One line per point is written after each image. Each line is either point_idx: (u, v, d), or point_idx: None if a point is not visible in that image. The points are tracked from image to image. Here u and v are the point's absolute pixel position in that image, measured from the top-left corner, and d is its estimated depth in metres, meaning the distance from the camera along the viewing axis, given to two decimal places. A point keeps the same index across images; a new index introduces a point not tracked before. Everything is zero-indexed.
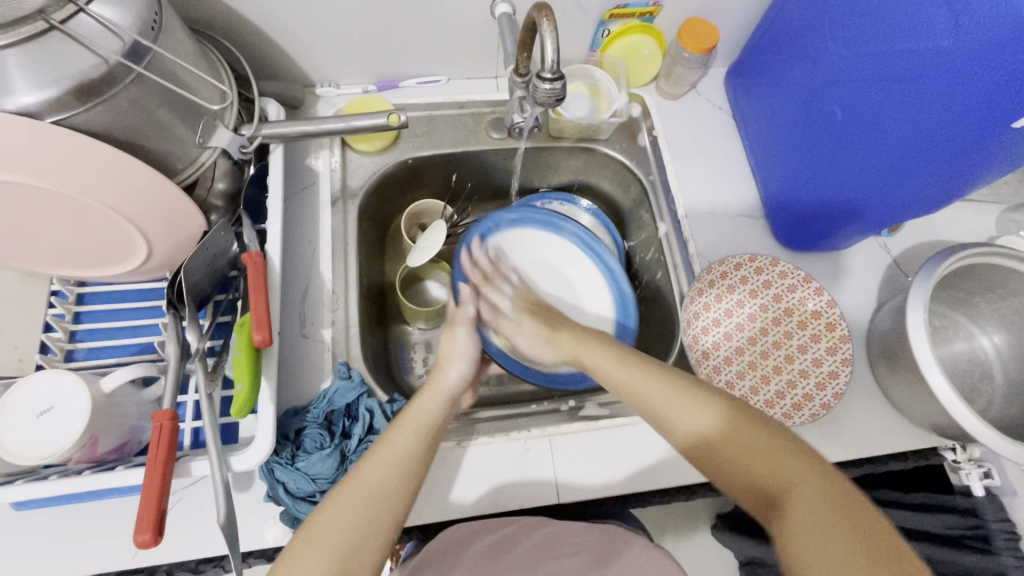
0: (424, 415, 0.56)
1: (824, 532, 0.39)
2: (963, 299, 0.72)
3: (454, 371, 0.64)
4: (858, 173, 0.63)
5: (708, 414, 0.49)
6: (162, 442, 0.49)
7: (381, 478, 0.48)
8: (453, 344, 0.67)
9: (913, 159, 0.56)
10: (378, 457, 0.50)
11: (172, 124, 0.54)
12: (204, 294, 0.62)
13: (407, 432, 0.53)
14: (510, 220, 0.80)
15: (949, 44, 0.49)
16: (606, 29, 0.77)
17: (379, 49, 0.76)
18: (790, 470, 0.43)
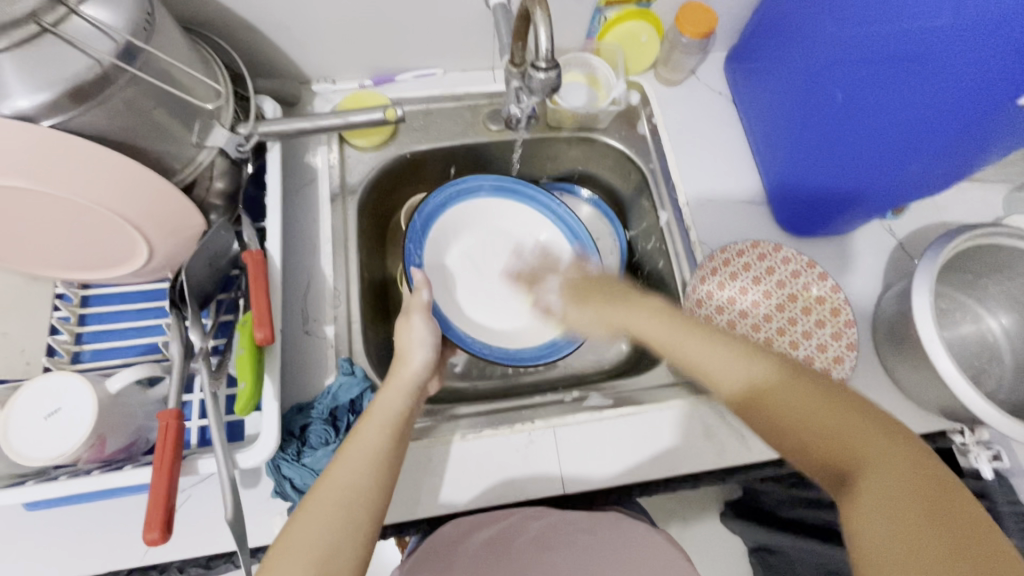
0: (387, 407, 0.56)
1: (889, 506, 0.38)
2: (971, 281, 0.71)
3: (416, 360, 0.62)
4: (860, 155, 0.62)
5: (757, 371, 0.50)
6: (168, 441, 0.50)
7: (352, 480, 0.48)
8: (408, 331, 0.65)
9: (917, 140, 0.56)
10: (346, 457, 0.50)
11: (168, 124, 0.54)
12: (207, 294, 0.62)
13: (373, 428, 0.53)
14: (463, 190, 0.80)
15: (951, 21, 0.48)
16: (602, 16, 0.76)
17: (374, 44, 0.75)
18: (860, 441, 0.42)
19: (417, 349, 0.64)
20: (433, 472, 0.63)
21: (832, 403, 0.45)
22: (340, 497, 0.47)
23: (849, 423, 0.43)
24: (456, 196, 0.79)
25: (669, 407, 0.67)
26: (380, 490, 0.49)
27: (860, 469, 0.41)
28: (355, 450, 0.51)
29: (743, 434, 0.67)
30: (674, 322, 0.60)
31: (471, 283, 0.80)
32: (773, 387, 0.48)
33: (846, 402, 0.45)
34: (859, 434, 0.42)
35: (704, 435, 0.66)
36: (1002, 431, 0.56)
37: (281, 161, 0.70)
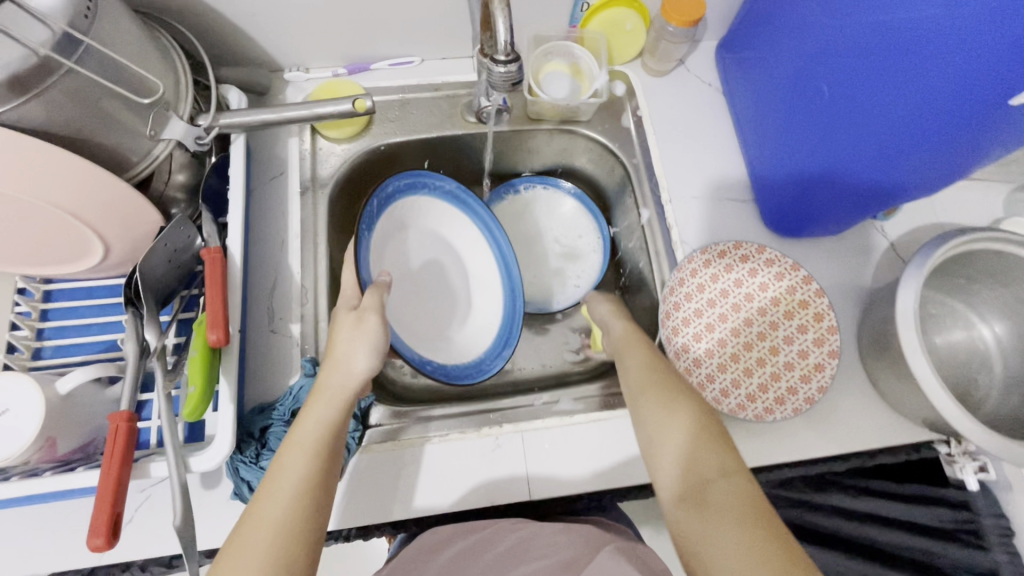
0: (315, 425, 0.52)
1: (727, 529, 0.45)
2: (963, 286, 0.68)
3: (354, 368, 0.57)
4: (847, 156, 0.59)
5: (677, 402, 0.55)
6: (116, 445, 0.49)
7: (281, 513, 0.46)
8: (352, 337, 0.58)
9: (905, 139, 0.53)
10: (270, 489, 0.47)
11: (120, 115, 0.52)
12: (169, 290, 0.61)
13: (297, 451, 0.50)
14: (407, 185, 0.74)
15: (942, 15, 0.45)
16: (584, 3, 0.73)
17: (346, 31, 0.73)
18: (709, 466, 0.50)
19: (360, 353, 0.58)
20: (398, 476, 0.62)
21: (708, 440, 0.52)
22: (270, 533, 0.45)
23: (717, 457, 0.50)
24: (413, 186, 0.74)
25: None
26: (311, 517, 0.47)
27: (706, 489, 0.48)
28: (282, 479, 0.48)
29: None
30: (640, 348, 0.63)
31: (412, 292, 0.76)
32: (664, 419, 0.55)
33: (725, 442, 0.52)
34: (715, 463, 0.50)
35: None
36: (984, 447, 0.54)
37: (247, 153, 0.67)
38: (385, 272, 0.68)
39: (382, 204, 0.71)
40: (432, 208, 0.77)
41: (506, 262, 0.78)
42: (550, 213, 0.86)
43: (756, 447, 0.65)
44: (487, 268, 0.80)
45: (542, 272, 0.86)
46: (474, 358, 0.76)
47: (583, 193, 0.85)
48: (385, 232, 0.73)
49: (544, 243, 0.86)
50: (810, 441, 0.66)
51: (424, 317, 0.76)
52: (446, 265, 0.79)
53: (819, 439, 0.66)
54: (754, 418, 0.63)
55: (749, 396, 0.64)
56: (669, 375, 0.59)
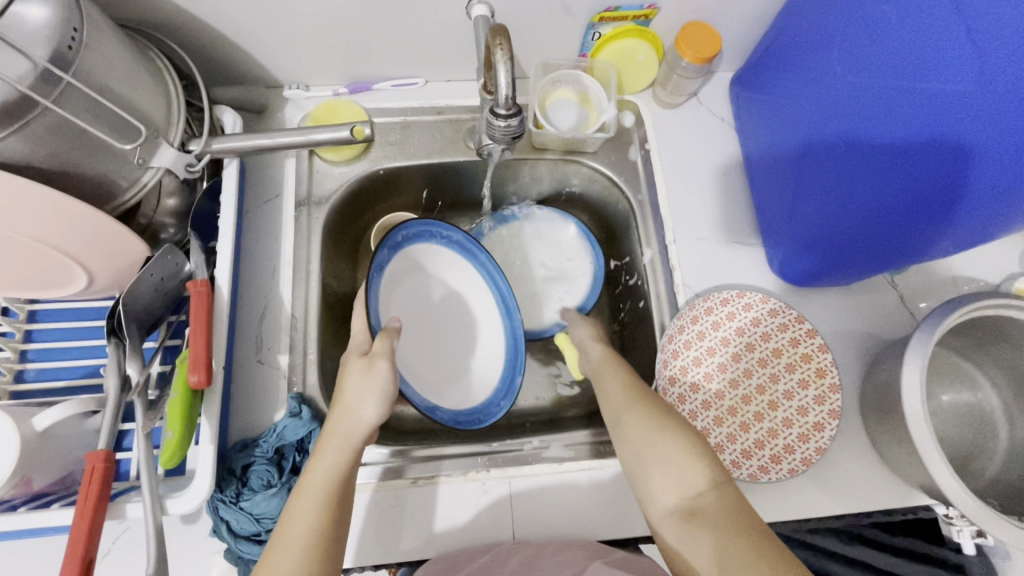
0: (324, 474, 0.51)
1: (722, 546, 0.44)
2: (972, 348, 0.66)
3: (365, 413, 0.55)
4: (853, 216, 0.58)
5: (656, 419, 0.54)
6: (92, 487, 0.48)
7: (290, 568, 0.46)
8: (361, 384, 0.56)
9: (914, 211, 0.51)
10: (281, 543, 0.48)
11: (107, 145, 0.50)
12: (154, 318, 0.59)
13: (308, 502, 0.50)
14: (411, 234, 0.72)
15: (971, 89, 0.43)
16: (596, 32, 0.70)
17: (348, 51, 0.70)
18: (695, 476, 0.49)
19: (368, 399, 0.56)
20: (381, 519, 0.61)
21: (689, 445, 0.51)
22: None
23: (701, 465, 0.49)
24: (420, 232, 0.72)
25: None
26: (323, 568, 0.47)
27: (698, 507, 0.47)
28: (291, 533, 0.48)
29: None
30: (621, 373, 0.61)
31: (415, 338, 0.73)
32: (649, 434, 0.53)
33: (708, 447, 0.51)
34: (702, 475, 0.49)
35: None
36: (983, 525, 0.52)
37: (240, 177, 0.66)
38: (396, 317, 0.65)
39: (391, 250, 0.69)
40: (439, 255, 0.75)
41: (506, 304, 0.76)
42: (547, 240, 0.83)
43: None
44: (488, 315, 0.77)
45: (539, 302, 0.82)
46: (481, 401, 0.74)
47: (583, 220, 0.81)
48: (394, 273, 0.71)
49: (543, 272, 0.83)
50: (804, 499, 0.64)
51: (421, 359, 0.73)
52: (446, 311, 0.76)
53: (813, 498, 0.64)
54: (748, 477, 0.61)
55: (744, 452, 0.62)
56: (649, 395, 0.57)
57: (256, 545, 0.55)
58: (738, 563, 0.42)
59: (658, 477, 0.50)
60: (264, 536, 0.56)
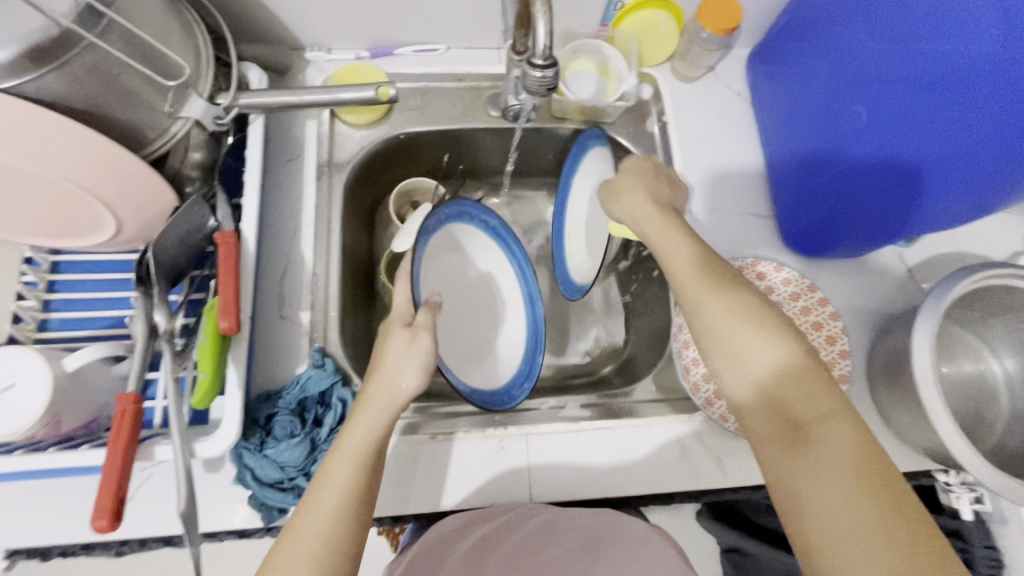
0: (359, 441, 0.51)
1: (848, 482, 0.41)
2: (977, 320, 0.68)
3: (405, 382, 0.56)
4: (877, 179, 0.58)
5: (759, 330, 0.48)
6: (123, 427, 0.49)
7: (324, 527, 0.46)
8: (403, 354, 0.57)
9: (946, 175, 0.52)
10: (314, 503, 0.47)
11: (140, 90, 0.51)
12: (179, 270, 0.60)
13: (343, 466, 0.49)
14: (451, 212, 0.74)
15: (997, 52, 0.44)
16: (618, 2, 0.71)
17: (372, 14, 0.71)
18: (803, 402, 0.45)
19: (407, 369, 0.57)
20: (400, 473, 0.62)
21: (797, 366, 0.46)
22: (312, 546, 0.45)
23: (813, 392, 0.45)
24: (461, 213, 0.74)
25: (647, 422, 0.65)
26: (355, 528, 0.48)
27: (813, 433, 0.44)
28: (328, 494, 0.48)
29: (719, 458, 0.64)
30: (707, 269, 0.53)
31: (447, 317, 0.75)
32: (759, 351, 0.47)
33: (819, 366, 0.46)
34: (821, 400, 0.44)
35: (680, 455, 0.64)
36: (986, 483, 0.54)
37: (264, 135, 0.66)
38: (436, 293, 0.68)
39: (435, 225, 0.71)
40: (473, 238, 0.77)
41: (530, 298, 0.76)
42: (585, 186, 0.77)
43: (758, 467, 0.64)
44: (513, 306, 0.78)
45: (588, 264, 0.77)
46: (503, 384, 0.72)
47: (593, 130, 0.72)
48: (434, 248, 0.73)
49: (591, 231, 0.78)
50: None
51: (450, 338, 0.74)
52: (474, 296, 0.78)
53: None
54: None
55: None
56: (745, 298, 0.50)
57: (279, 492, 0.56)
58: (858, 507, 0.40)
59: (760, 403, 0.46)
60: (287, 484, 0.57)
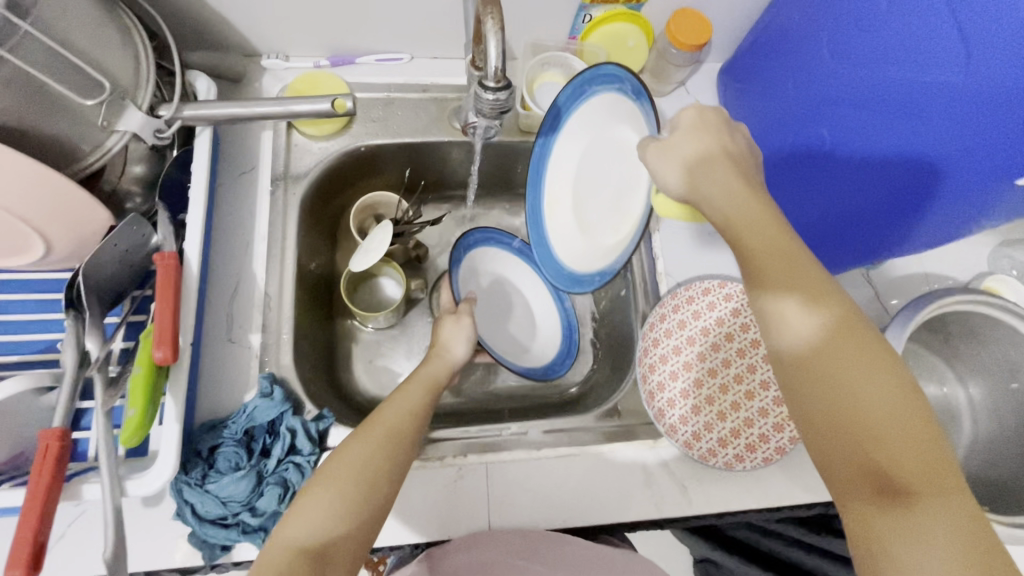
0: (433, 373, 0.63)
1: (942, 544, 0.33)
2: (942, 344, 0.67)
3: (460, 351, 0.67)
4: (857, 193, 0.55)
5: (820, 330, 0.39)
6: (47, 462, 0.46)
7: (398, 423, 0.54)
8: (456, 328, 0.68)
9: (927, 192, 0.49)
10: (391, 405, 0.57)
11: (67, 104, 0.47)
12: (117, 291, 0.56)
13: (420, 389, 0.60)
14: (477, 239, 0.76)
15: (957, 79, 0.43)
16: (587, 14, 0.69)
17: (330, 22, 0.67)
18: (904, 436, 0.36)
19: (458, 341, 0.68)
20: None
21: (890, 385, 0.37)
22: (387, 429, 0.53)
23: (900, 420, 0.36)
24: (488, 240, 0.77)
25: (610, 448, 0.63)
26: (409, 452, 0.53)
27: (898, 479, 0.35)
28: (395, 406, 0.56)
29: (684, 485, 0.63)
30: (771, 243, 0.42)
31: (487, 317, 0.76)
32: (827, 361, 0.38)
33: (912, 389, 0.37)
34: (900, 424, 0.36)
35: (644, 482, 0.62)
36: None
37: (213, 147, 0.62)
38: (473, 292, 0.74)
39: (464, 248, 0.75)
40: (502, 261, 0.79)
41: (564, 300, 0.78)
42: (595, 144, 0.62)
43: (725, 496, 0.62)
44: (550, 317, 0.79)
45: (589, 244, 0.65)
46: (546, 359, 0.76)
47: (623, 72, 0.55)
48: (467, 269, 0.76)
49: (589, 209, 0.65)
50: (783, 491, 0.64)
51: (493, 328, 0.76)
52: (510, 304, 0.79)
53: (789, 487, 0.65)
54: (724, 465, 0.62)
55: (720, 440, 0.61)
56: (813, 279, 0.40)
57: (221, 529, 0.53)
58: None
59: (844, 441, 0.37)
60: (231, 520, 0.54)
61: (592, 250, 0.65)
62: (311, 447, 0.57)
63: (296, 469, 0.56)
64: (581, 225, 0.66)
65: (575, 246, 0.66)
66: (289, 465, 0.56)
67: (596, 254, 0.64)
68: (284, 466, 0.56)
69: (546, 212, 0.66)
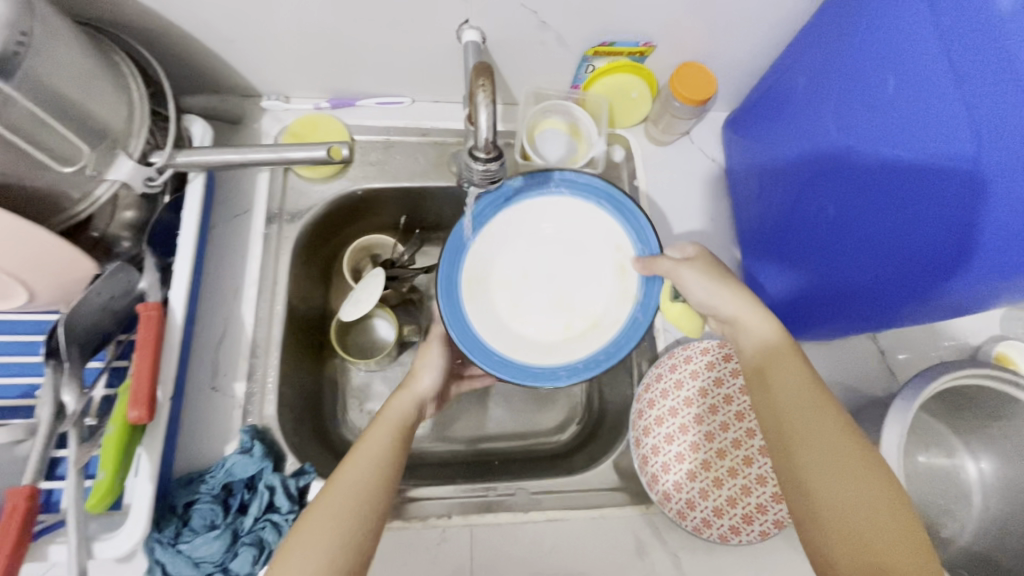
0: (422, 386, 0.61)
1: None
2: (950, 413, 0.65)
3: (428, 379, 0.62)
4: (858, 270, 0.54)
5: (807, 404, 0.47)
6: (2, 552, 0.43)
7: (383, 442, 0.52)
8: (428, 357, 0.63)
9: (922, 278, 0.48)
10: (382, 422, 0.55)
11: (56, 155, 0.47)
12: (100, 337, 0.55)
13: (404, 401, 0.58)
14: None
15: (967, 166, 0.42)
16: (590, 65, 0.68)
17: (330, 65, 0.67)
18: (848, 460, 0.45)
19: (428, 370, 0.62)
20: None
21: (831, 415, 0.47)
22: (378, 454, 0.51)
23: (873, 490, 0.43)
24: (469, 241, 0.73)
25: (600, 514, 0.61)
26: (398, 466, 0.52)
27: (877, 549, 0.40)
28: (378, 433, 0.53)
29: (677, 556, 0.60)
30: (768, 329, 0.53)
31: None
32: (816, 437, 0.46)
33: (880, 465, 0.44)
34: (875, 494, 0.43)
35: (636, 551, 0.60)
36: None
37: (207, 191, 0.62)
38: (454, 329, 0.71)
39: None
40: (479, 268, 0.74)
41: None
42: (533, 240, 0.65)
43: (719, 568, 0.60)
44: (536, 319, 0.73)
45: (522, 337, 0.62)
46: None
47: (609, 188, 0.62)
48: None
49: (530, 300, 0.64)
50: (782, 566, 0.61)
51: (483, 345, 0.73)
52: None
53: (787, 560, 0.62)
54: (718, 538, 0.59)
55: (716, 510, 0.59)
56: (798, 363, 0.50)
57: None
58: None
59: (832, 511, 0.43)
60: None
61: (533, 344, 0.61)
62: (290, 505, 0.56)
63: (273, 528, 0.54)
64: (515, 313, 0.63)
65: (509, 340, 0.60)
66: (266, 524, 0.54)
67: (537, 348, 0.61)
68: (261, 525, 0.54)
69: (465, 293, 0.60)
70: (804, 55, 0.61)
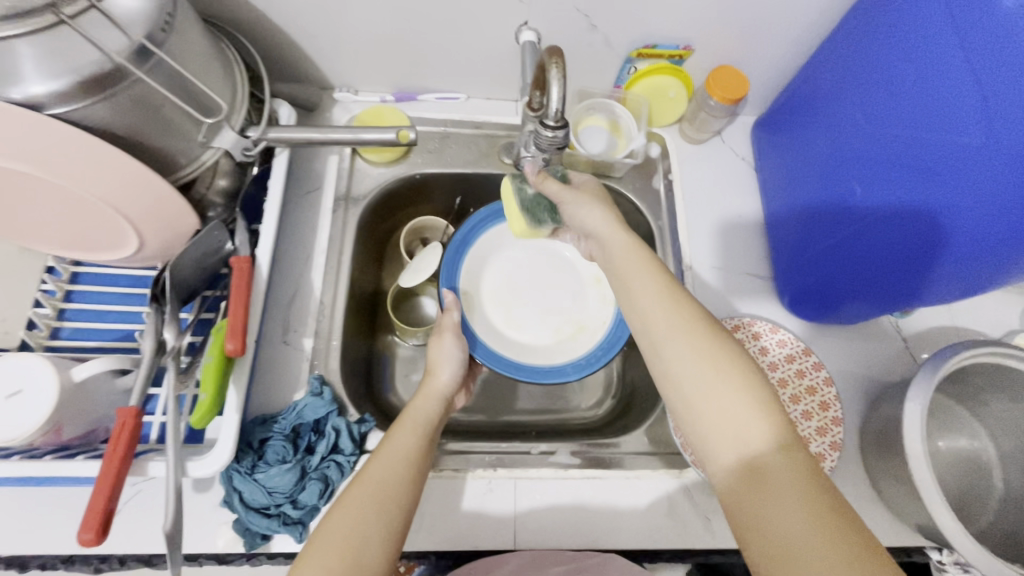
0: (442, 388, 0.64)
1: (786, 509, 0.40)
2: (972, 396, 0.68)
3: (444, 375, 0.65)
4: (880, 245, 0.59)
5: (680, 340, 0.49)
6: (105, 484, 0.47)
7: (404, 442, 0.56)
8: (442, 347, 0.67)
9: (939, 246, 0.52)
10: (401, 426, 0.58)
11: (177, 120, 0.54)
12: (192, 288, 0.62)
13: (427, 402, 0.62)
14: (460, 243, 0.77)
15: (982, 143, 0.47)
16: (632, 66, 0.75)
17: (398, 62, 0.75)
18: (776, 437, 0.43)
19: (445, 369, 0.65)
20: None
21: (711, 347, 0.48)
22: (402, 455, 0.54)
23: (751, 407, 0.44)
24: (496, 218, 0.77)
25: (635, 475, 0.65)
26: (420, 469, 0.55)
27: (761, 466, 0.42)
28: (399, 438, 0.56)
29: (707, 517, 0.64)
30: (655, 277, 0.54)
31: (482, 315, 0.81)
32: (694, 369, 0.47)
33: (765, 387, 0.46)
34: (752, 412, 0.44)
35: (668, 511, 0.64)
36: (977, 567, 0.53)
37: (288, 167, 0.69)
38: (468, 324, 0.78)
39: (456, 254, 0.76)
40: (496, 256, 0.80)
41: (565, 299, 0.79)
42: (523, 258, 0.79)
43: None
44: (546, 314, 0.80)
45: (521, 344, 0.74)
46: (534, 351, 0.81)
47: None
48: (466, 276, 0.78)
49: (522, 310, 0.76)
50: None
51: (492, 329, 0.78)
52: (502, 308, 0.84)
53: None
54: None
55: None
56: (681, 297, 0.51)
57: (264, 518, 0.56)
58: (804, 534, 0.39)
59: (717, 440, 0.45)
60: (273, 509, 0.57)
61: (529, 349, 0.74)
62: (353, 447, 0.61)
63: (337, 467, 0.59)
64: (512, 324, 0.75)
65: (507, 343, 0.73)
66: (331, 463, 0.60)
67: (533, 351, 0.73)
68: (327, 464, 0.60)
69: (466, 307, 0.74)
70: (832, 55, 0.66)
